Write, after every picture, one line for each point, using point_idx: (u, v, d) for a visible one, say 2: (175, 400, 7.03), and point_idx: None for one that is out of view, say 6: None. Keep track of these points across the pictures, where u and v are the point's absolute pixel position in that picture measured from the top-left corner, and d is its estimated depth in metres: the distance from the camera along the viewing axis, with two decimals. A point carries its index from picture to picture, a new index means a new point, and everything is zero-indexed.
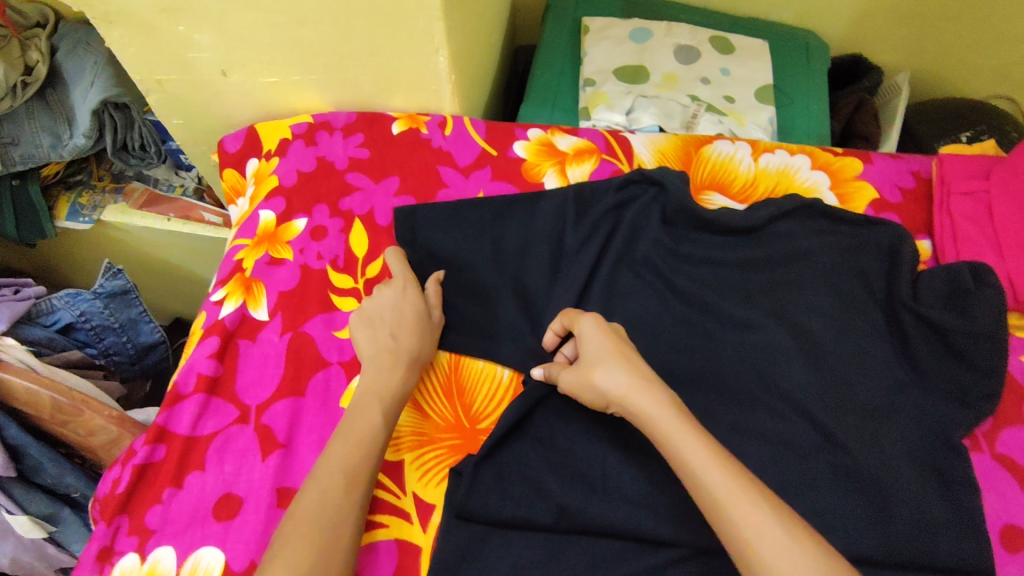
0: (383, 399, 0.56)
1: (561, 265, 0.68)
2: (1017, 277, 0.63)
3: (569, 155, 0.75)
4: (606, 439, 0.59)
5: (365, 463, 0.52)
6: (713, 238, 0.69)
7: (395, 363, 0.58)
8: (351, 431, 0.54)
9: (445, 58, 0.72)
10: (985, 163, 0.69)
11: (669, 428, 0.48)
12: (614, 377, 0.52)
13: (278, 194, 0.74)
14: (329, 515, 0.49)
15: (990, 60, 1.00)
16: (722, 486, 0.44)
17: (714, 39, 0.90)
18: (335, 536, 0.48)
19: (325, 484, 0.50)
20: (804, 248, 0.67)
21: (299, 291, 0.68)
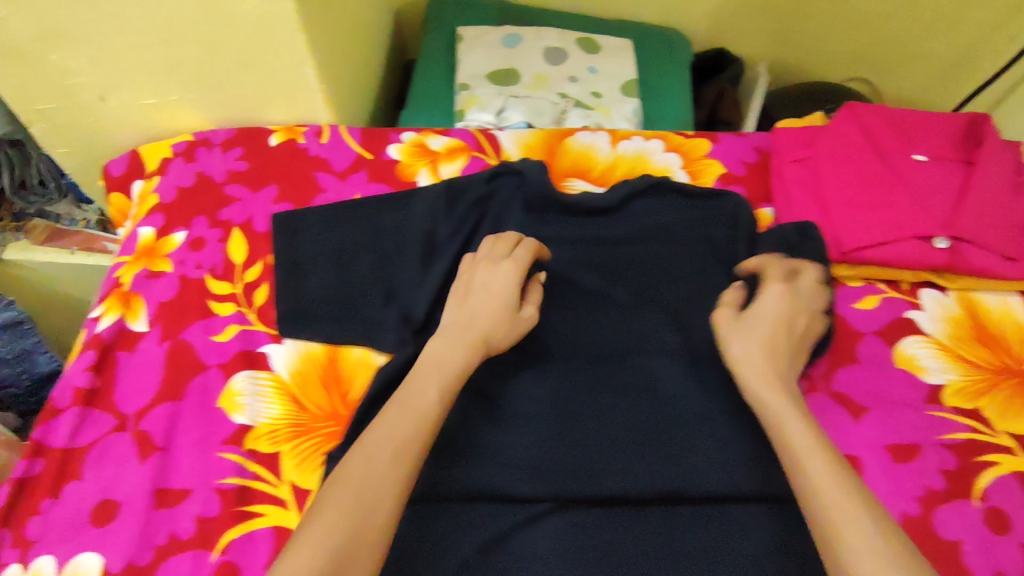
0: (442, 380, 0.53)
1: (432, 253, 0.72)
2: (841, 233, 0.69)
3: (441, 154, 0.80)
4: (476, 411, 0.62)
5: (420, 441, 0.49)
6: (574, 219, 0.74)
7: (468, 340, 0.57)
8: (412, 405, 0.51)
9: (313, 69, 0.76)
10: (812, 132, 0.76)
11: (780, 411, 0.53)
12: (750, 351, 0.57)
13: (157, 210, 0.76)
14: (374, 494, 0.46)
15: (835, 47, 1.10)
16: (816, 463, 0.48)
17: (581, 40, 0.96)
18: (371, 512, 0.45)
19: (373, 456, 0.47)
20: (655, 223, 0.72)
21: (178, 300, 0.70)
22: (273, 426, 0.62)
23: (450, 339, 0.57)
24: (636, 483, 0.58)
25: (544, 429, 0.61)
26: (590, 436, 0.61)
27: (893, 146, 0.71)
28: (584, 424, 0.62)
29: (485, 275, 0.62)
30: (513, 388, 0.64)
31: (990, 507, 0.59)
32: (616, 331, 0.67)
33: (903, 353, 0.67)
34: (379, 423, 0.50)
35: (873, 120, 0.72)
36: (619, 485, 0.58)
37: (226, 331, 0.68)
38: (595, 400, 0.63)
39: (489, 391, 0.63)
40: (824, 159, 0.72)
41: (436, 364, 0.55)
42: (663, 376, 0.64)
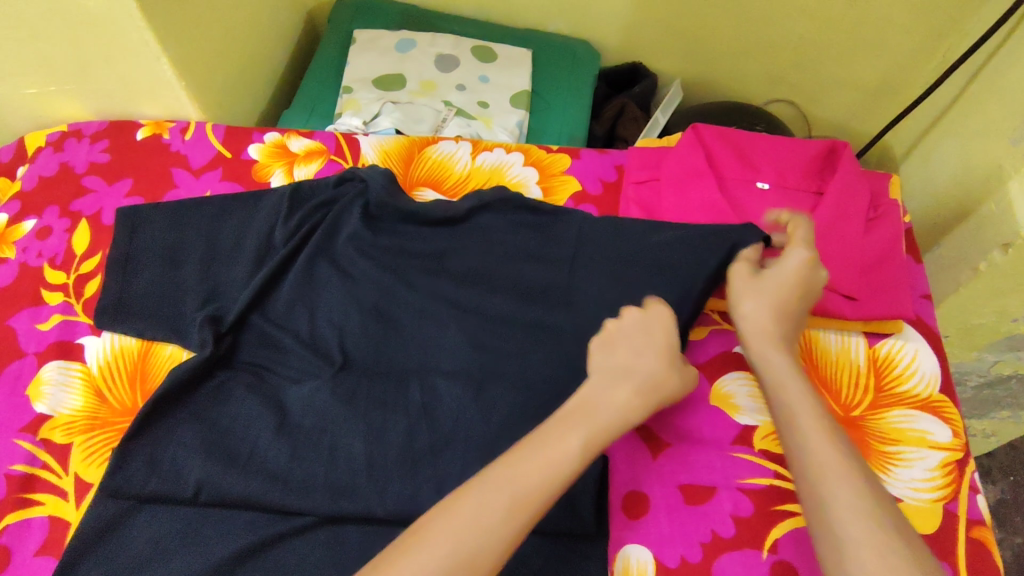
0: (599, 429, 0.49)
1: (263, 255, 0.71)
2: None
3: (299, 156, 0.80)
4: (264, 417, 0.62)
5: (543, 494, 0.45)
6: (418, 229, 0.72)
7: (616, 417, 0.51)
8: (553, 456, 0.47)
9: (169, 66, 0.77)
10: (661, 153, 0.74)
11: (792, 393, 0.53)
12: (761, 315, 0.57)
13: (17, 197, 0.78)
14: (490, 535, 0.43)
15: (755, 66, 1.06)
16: (814, 440, 0.49)
17: (476, 49, 0.96)
18: (477, 560, 0.42)
19: (482, 506, 0.44)
20: (494, 240, 0.70)
21: (13, 286, 0.71)
22: (72, 417, 0.63)
23: (624, 399, 0.52)
24: (399, 504, 0.56)
25: (326, 439, 0.60)
26: (367, 455, 0.59)
27: (735, 172, 0.69)
28: (366, 438, 0.59)
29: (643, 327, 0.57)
30: (305, 398, 0.63)
31: (777, 559, 0.55)
32: (422, 347, 0.66)
33: (721, 391, 0.64)
34: (506, 471, 0.46)
35: (717, 144, 0.70)
36: (380, 506, 0.56)
37: (50, 320, 0.69)
38: (378, 414, 0.61)
39: (285, 398, 0.63)
40: (665, 183, 0.70)
41: (592, 416, 0.50)
42: (458, 393, 0.62)
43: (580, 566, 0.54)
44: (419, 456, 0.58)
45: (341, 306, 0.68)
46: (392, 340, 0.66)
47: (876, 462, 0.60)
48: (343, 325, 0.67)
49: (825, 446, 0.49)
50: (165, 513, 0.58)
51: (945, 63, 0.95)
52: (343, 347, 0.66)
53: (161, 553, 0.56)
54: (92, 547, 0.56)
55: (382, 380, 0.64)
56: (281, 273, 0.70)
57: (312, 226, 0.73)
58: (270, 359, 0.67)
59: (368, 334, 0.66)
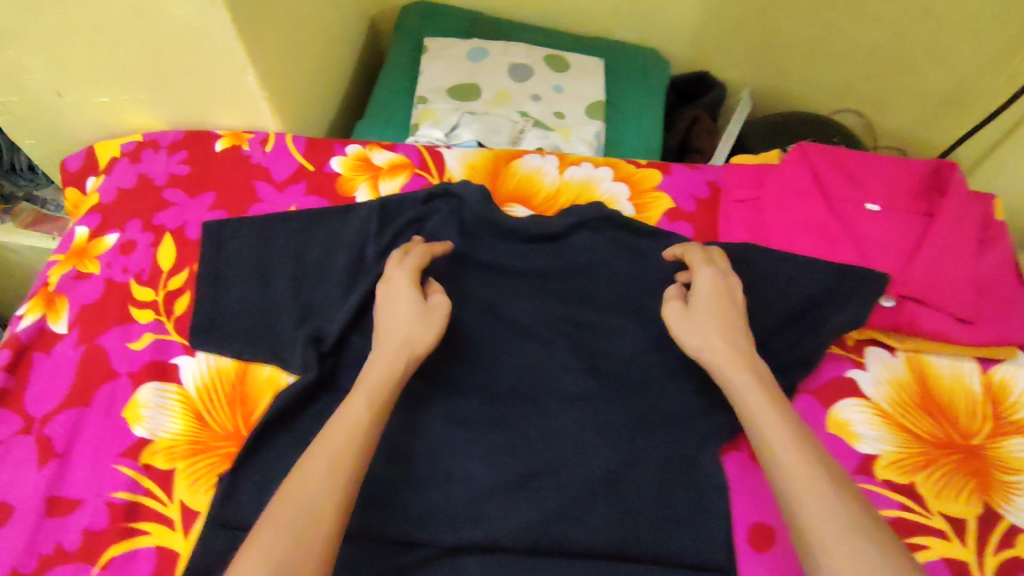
0: (370, 390, 0.52)
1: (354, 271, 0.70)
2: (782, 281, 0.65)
3: (383, 170, 0.78)
4: (373, 441, 0.60)
5: (351, 452, 0.48)
6: (520, 246, 0.72)
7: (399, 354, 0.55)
8: (354, 412, 0.50)
9: (254, 77, 0.74)
10: (761, 171, 0.72)
11: (753, 402, 0.50)
12: (713, 340, 0.55)
13: (96, 210, 0.76)
14: (309, 500, 0.44)
15: (824, 76, 1.05)
16: (780, 446, 0.47)
17: (549, 58, 0.94)
18: (309, 530, 0.43)
19: (308, 473, 0.46)
20: (596, 259, 0.70)
21: (99, 304, 0.70)
22: (172, 441, 0.62)
23: (381, 351, 0.55)
24: (525, 531, 0.55)
25: (442, 465, 0.59)
26: (491, 477, 0.58)
27: (844, 193, 0.67)
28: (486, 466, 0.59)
29: (384, 291, 0.60)
30: (414, 422, 0.61)
31: None
32: (529, 368, 0.64)
33: (838, 417, 0.63)
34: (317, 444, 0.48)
35: (823, 164, 0.68)
36: (506, 532, 0.55)
37: (142, 339, 0.67)
38: (495, 438, 0.60)
39: (393, 419, 0.62)
40: (770, 201, 0.69)
41: (370, 377, 0.53)
42: (575, 419, 0.61)
43: None
44: (541, 479, 0.58)
45: (441, 327, 0.67)
46: (499, 363, 0.65)
47: (1001, 493, 0.59)
48: (447, 347, 0.65)
49: (795, 455, 0.46)
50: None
51: (1013, 80, 0.93)
52: (448, 367, 0.64)
53: None
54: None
55: (492, 400, 0.63)
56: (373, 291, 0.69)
57: (402, 244, 0.72)
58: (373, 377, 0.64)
59: (473, 356, 0.65)
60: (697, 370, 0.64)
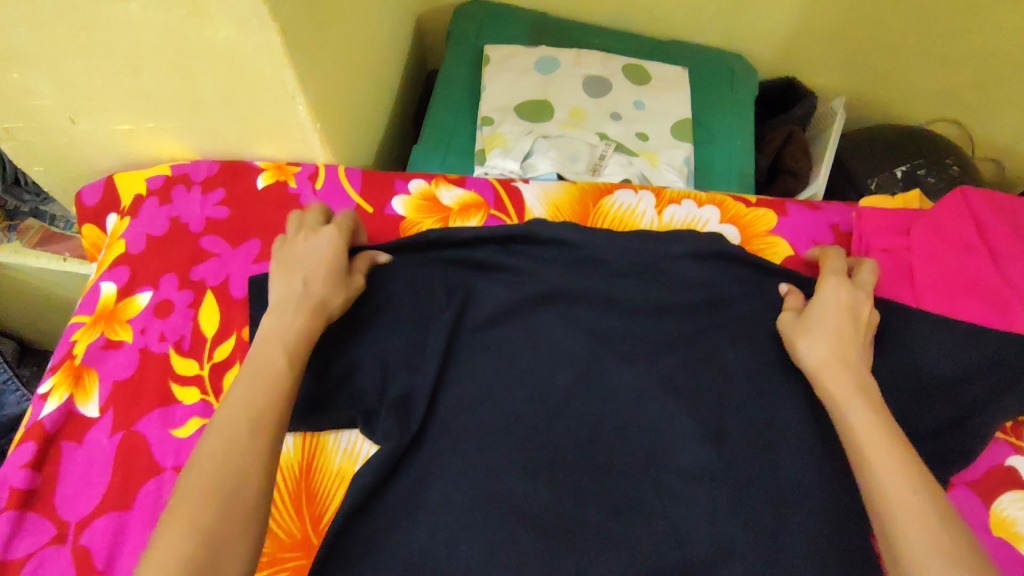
0: (285, 344, 0.50)
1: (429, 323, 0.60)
2: (933, 340, 0.56)
3: (453, 211, 0.68)
4: (472, 531, 0.51)
5: (271, 409, 0.46)
6: (623, 290, 0.62)
7: (306, 306, 0.53)
8: (259, 382, 0.47)
9: (304, 106, 0.64)
10: (907, 216, 0.63)
11: (857, 419, 0.47)
12: (821, 348, 0.53)
13: (122, 262, 0.66)
14: (232, 461, 0.43)
15: (922, 83, 0.94)
16: (880, 462, 0.44)
17: (627, 68, 0.83)
18: (234, 494, 0.41)
19: (229, 433, 0.44)
20: (719, 304, 0.62)
21: (135, 381, 0.60)
22: None
23: (295, 304, 0.53)
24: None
25: (557, 565, 0.50)
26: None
27: (1012, 247, 0.58)
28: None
29: (307, 247, 0.58)
30: (519, 506, 0.52)
31: None
32: (645, 444, 0.55)
33: (1002, 517, 0.54)
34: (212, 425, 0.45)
35: (987, 212, 0.60)
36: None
37: (188, 425, 0.58)
38: (615, 531, 0.52)
39: (490, 496, 0.53)
40: (920, 254, 0.60)
41: (279, 327, 0.51)
42: (705, 512, 0.52)
43: None
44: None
45: (533, 394, 0.57)
46: (610, 453, 0.55)
47: None
48: (548, 430, 0.56)
49: (896, 475, 0.43)
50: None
51: None
52: (552, 447, 0.55)
53: None
54: None
55: (609, 483, 0.54)
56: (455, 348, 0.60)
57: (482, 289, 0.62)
58: (465, 454, 0.55)
59: (582, 439, 0.56)
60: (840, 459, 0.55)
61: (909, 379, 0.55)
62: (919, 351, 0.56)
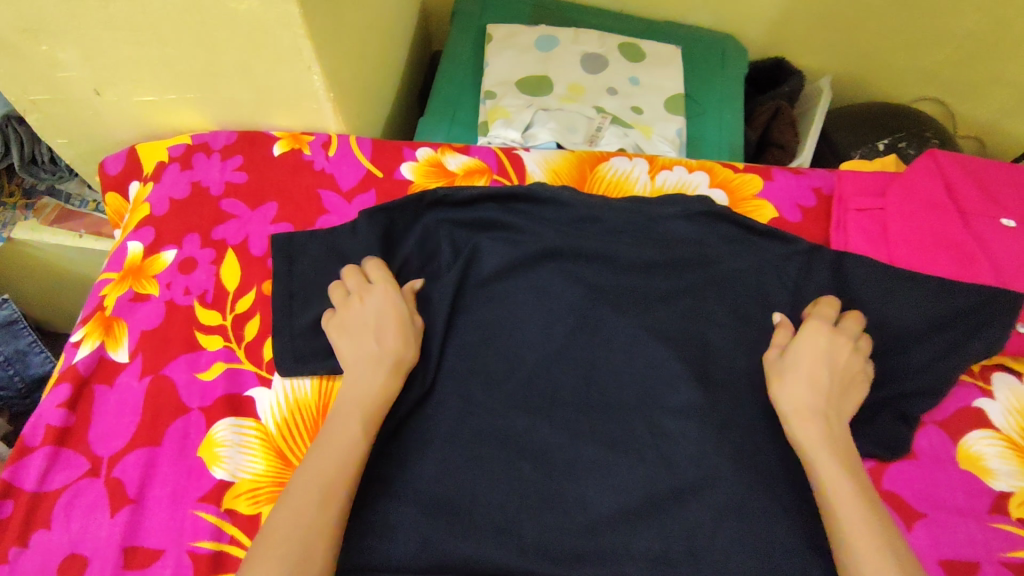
0: (361, 410, 0.53)
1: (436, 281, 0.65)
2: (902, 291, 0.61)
3: (458, 176, 0.73)
4: (478, 464, 0.56)
5: (344, 478, 0.49)
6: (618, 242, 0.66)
7: (383, 367, 0.56)
8: (335, 451, 0.50)
9: (319, 76, 0.68)
10: (883, 179, 0.68)
11: (831, 473, 0.50)
12: (798, 394, 0.54)
13: (148, 223, 0.70)
14: (304, 532, 0.45)
15: (905, 63, 0.99)
16: (848, 517, 0.48)
17: (623, 46, 0.87)
18: (304, 562, 0.44)
19: (301, 501, 0.47)
20: (708, 258, 0.65)
21: (162, 330, 0.64)
22: (256, 485, 0.57)
23: (366, 368, 0.55)
24: (651, 568, 0.51)
25: (556, 490, 0.55)
26: (614, 498, 0.54)
27: (978, 207, 0.63)
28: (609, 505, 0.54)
29: (373, 301, 0.59)
30: (520, 440, 0.57)
31: None
32: (638, 385, 0.60)
33: (968, 451, 0.59)
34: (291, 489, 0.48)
35: (957, 174, 0.64)
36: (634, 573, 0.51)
37: (212, 369, 0.62)
38: (609, 460, 0.56)
39: (493, 431, 0.57)
40: (895, 213, 0.64)
41: (357, 394, 0.54)
42: (693, 441, 0.56)
43: None
44: (663, 513, 0.54)
45: (534, 341, 0.62)
46: (606, 393, 0.60)
47: None
48: (547, 373, 0.60)
49: (860, 527, 0.47)
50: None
51: None
52: (552, 387, 0.60)
53: None
54: None
55: (604, 419, 0.58)
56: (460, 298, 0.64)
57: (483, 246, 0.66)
58: (471, 393, 0.59)
59: (580, 381, 0.60)
60: None
61: (880, 329, 0.60)
62: (890, 308, 0.60)
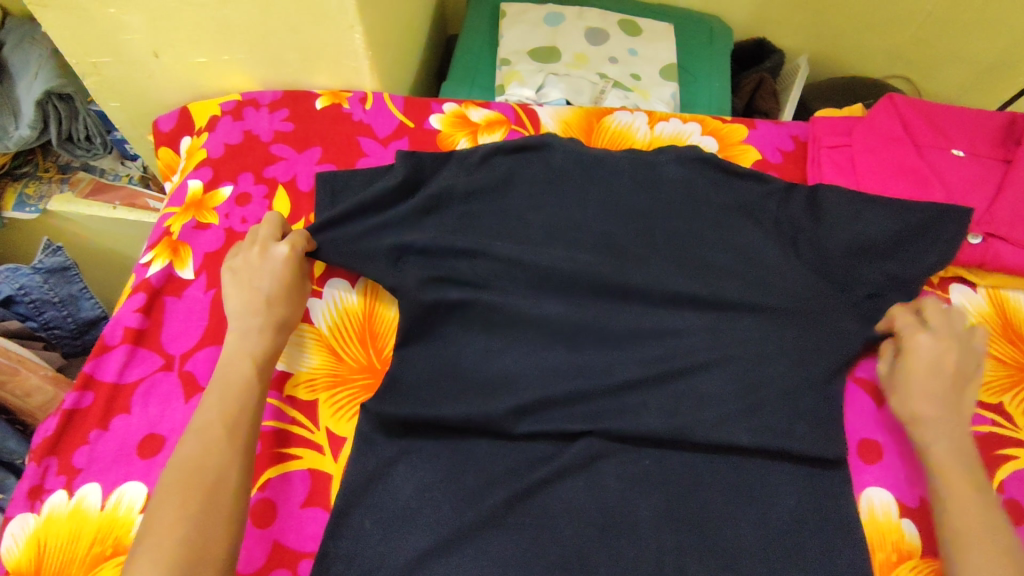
0: (253, 359, 0.61)
1: (464, 206, 0.73)
2: (871, 209, 0.70)
3: (481, 126, 0.82)
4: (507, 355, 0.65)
5: (241, 415, 0.57)
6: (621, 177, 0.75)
7: (269, 326, 0.63)
8: (229, 389, 0.59)
9: (360, 35, 0.77)
10: (851, 122, 0.78)
11: (947, 474, 0.57)
12: (916, 401, 0.61)
13: (206, 164, 0.79)
14: (216, 465, 0.54)
15: (873, 43, 1.10)
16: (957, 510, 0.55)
17: (622, 23, 0.98)
18: (217, 489, 0.53)
19: (203, 440, 0.55)
20: (700, 191, 0.74)
21: (223, 251, 0.72)
22: (312, 376, 0.66)
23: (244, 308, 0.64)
24: (661, 429, 0.60)
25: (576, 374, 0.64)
26: (625, 378, 0.63)
27: (930, 140, 0.74)
28: (620, 387, 0.63)
29: (257, 263, 0.66)
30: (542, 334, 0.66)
31: (1004, 497, 0.60)
32: (646, 288, 0.68)
33: None
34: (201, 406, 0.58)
35: (912, 114, 0.75)
36: (649, 426, 0.61)
37: None
38: (622, 349, 0.65)
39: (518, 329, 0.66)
40: (860, 149, 0.75)
41: (243, 346, 0.62)
42: (691, 332, 0.65)
43: (834, 506, 0.59)
44: (669, 389, 0.63)
45: (553, 259, 0.71)
46: (618, 299, 0.68)
47: None
48: (565, 282, 0.69)
49: (967, 521, 0.54)
50: (429, 455, 0.60)
51: None
52: (568, 294, 0.69)
53: (431, 499, 0.58)
54: (361, 495, 0.58)
55: (616, 320, 0.67)
56: (481, 218, 0.73)
57: (504, 180, 0.75)
58: (500, 298, 0.68)
59: (593, 291, 0.68)
60: (802, 290, 0.68)
61: (853, 242, 0.69)
62: (860, 224, 0.70)
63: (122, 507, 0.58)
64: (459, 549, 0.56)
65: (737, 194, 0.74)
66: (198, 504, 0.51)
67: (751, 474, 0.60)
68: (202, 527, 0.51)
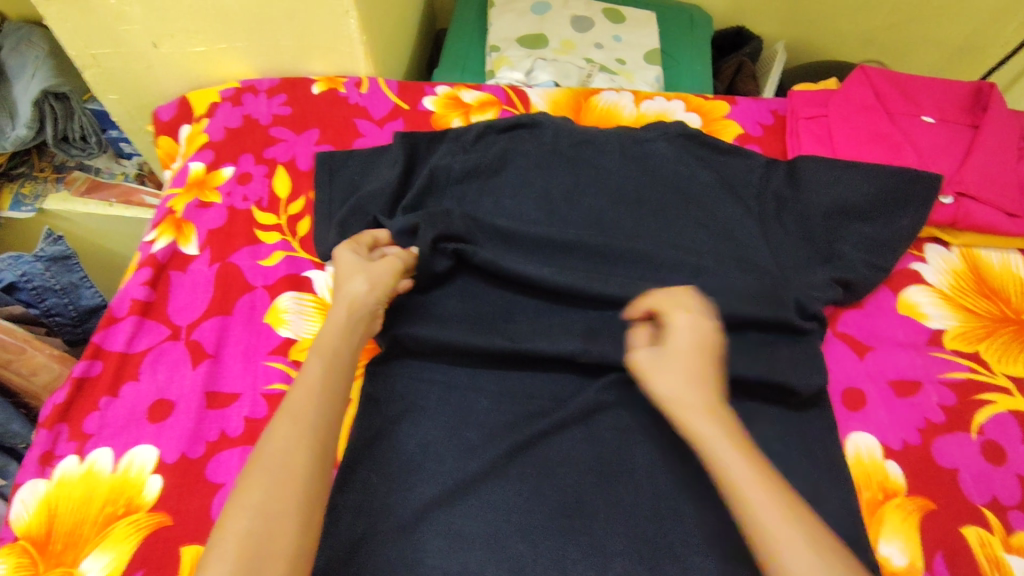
0: (341, 339, 0.56)
1: (460, 180, 0.76)
2: (848, 173, 0.74)
3: (473, 107, 0.85)
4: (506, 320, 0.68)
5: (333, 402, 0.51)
6: (609, 150, 0.78)
7: (347, 304, 0.58)
8: (329, 368, 0.53)
9: (355, 20, 0.80)
10: (826, 95, 0.82)
11: (711, 440, 0.47)
12: (657, 377, 0.52)
13: (207, 147, 0.81)
14: (299, 443, 0.47)
15: (845, 29, 1.16)
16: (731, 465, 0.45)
17: (606, 11, 1.02)
18: (289, 473, 0.45)
19: (287, 418, 0.49)
20: (683, 162, 0.77)
21: (226, 228, 0.74)
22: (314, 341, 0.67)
23: (335, 309, 0.58)
24: None
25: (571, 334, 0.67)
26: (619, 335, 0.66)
27: (902, 108, 0.79)
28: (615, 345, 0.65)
29: (352, 260, 0.63)
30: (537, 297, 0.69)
31: (985, 439, 0.63)
32: (637, 252, 0.71)
33: (908, 301, 0.71)
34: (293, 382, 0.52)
35: (884, 85, 0.80)
36: None
37: (273, 257, 0.72)
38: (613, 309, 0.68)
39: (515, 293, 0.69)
40: (836, 117, 0.79)
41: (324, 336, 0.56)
42: (679, 289, 0.68)
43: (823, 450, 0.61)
44: None
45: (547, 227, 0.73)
46: (609, 264, 0.71)
47: None
48: (560, 249, 0.71)
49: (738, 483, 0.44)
50: (432, 413, 0.62)
51: None
52: (562, 260, 0.71)
53: (435, 454, 0.60)
54: (367, 452, 0.60)
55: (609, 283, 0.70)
56: (476, 193, 0.76)
57: (499, 155, 0.78)
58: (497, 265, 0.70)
59: (589, 255, 0.71)
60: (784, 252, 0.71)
61: (829, 204, 0.73)
62: (837, 188, 0.73)
63: (134, 468, 0.59)
64: (462, 499, 0.57)
65: (720, 168, 0.77)
66: (285, 467, 0.46)
67: (741, 424, 0.62)
68: (274, 511, 0.43)
